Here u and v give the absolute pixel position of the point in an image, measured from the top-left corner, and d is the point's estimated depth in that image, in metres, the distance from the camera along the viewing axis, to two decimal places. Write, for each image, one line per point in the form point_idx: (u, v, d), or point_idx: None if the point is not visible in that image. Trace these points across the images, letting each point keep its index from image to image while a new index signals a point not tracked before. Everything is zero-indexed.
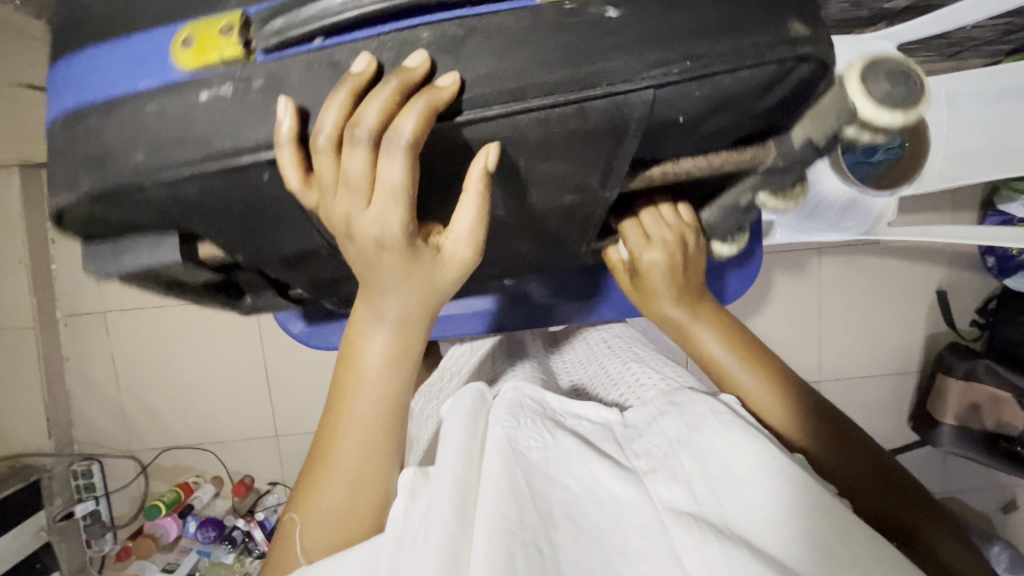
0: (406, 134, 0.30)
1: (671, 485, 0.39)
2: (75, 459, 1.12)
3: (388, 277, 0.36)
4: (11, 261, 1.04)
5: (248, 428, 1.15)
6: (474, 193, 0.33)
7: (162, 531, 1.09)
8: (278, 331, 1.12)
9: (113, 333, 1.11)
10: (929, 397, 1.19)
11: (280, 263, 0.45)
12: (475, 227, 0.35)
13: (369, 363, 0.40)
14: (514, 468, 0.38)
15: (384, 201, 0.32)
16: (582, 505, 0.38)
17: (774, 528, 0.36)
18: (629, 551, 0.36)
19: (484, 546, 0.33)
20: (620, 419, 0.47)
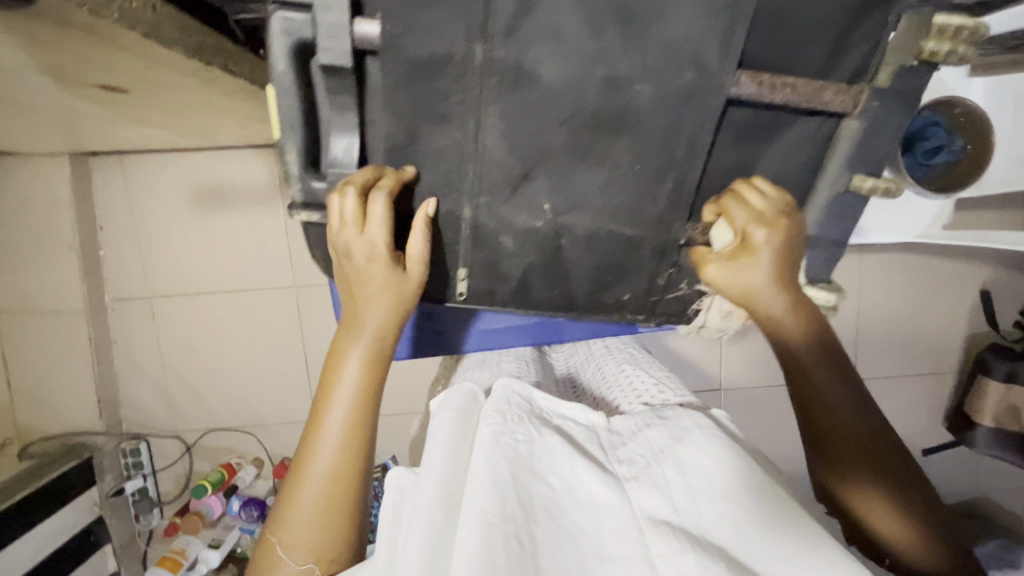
0: (386, 189, 0.48)
1: (651, 493, 0.45)
2: (124, 438, 1.16)
3: (368, 291, 0.51)
4: (62, 247, 1.06)
5: (287, 411, 1.19)
6: (421, 231, 0.52)
7: (208, 509, 1.13)
8: (318, 319, 1.15)
9: (159, 318, 1.14)
10: (967, 397, 1.18)
11: (394, 90, 0.45)
12: (422, 249, 0.52)
13: (348, 380, 0.51)
14: (499, 462, 0.45)
15: (374, 229, 0.49)
16: (560, 502, 0.45)
17: (748, 538, 0.41)
18: (605, 554, 0.42)
19: (469, 535, 0.40)
20: (605, 423, 0.53)
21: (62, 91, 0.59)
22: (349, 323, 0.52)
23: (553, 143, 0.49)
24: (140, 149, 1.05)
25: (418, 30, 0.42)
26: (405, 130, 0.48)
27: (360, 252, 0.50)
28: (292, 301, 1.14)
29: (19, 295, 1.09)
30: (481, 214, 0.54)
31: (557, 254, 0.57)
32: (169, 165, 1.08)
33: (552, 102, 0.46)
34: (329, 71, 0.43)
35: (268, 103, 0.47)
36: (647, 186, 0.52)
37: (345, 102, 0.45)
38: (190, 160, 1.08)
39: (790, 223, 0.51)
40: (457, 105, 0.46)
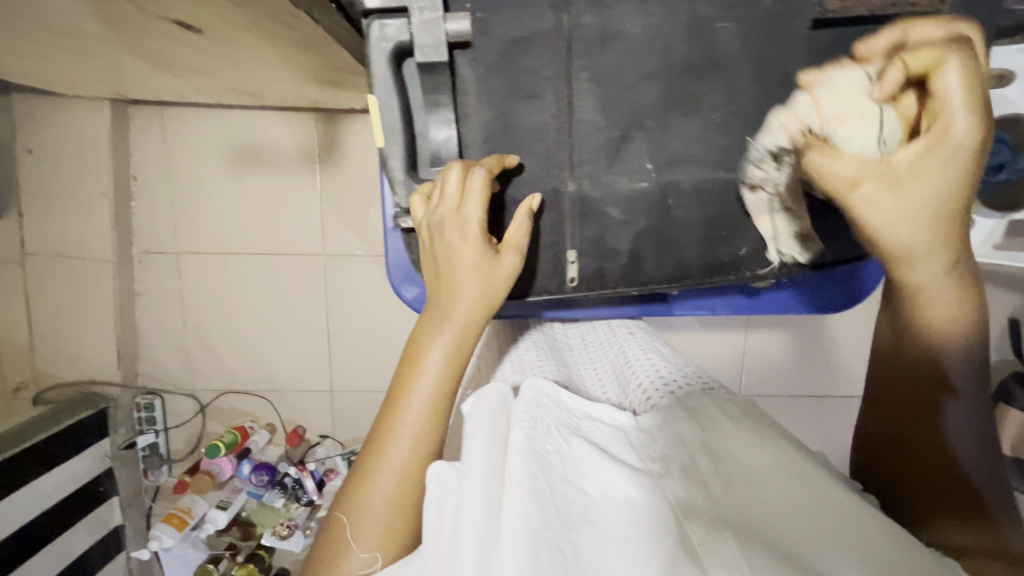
0: (488, 166, 0.47)
1: (686, 487, 0.43)
2: (139, 393, 1.15)
3: (459, 280, 0.49)
4: (95, 193, 1.05)
5: (305, 379, 1.18)
6: (522, 223, 0.49)
7: (218, 469, 1.12)
8: (343, 288, 1.14)
9: (185, 274, 1.13)
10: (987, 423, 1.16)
11: (496, 51, 0.46)
12: (521, 239, 0.49)
13: (427, 365, 0.50)
14: (535, 469, 0.43)
15: (465, 215, 0.48)
16: (596, 508, 0.43)
17: (805, 535, 0.39)
18: (648, 555, 0.39)
19: (513, 543, 0.38)
20: (633, 422, 0.52)
21: (136, 26, 0.59)
22: (433, 311, 0.50)
23: (645, 101, 0.48)
24: (182, 102, 1.04)
25: (505, 10, 0.45)
26: (500, 112, 0.49)
27: (452, 234, 0.48)
28: (319, 268, 1.13)
29: (48, 239, 1.08)
30: (586, 186, 0.50)
31: (664, 214, 0.51)
32: (210, 121, 1.07)
33: (633, 56, 0.46)
34: (427, 65, 0.46)
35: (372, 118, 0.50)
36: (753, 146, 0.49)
37: (443, 96, 0.47)
38: (230, 117, 1.07)
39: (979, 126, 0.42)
40: (548, 78, 0.47)
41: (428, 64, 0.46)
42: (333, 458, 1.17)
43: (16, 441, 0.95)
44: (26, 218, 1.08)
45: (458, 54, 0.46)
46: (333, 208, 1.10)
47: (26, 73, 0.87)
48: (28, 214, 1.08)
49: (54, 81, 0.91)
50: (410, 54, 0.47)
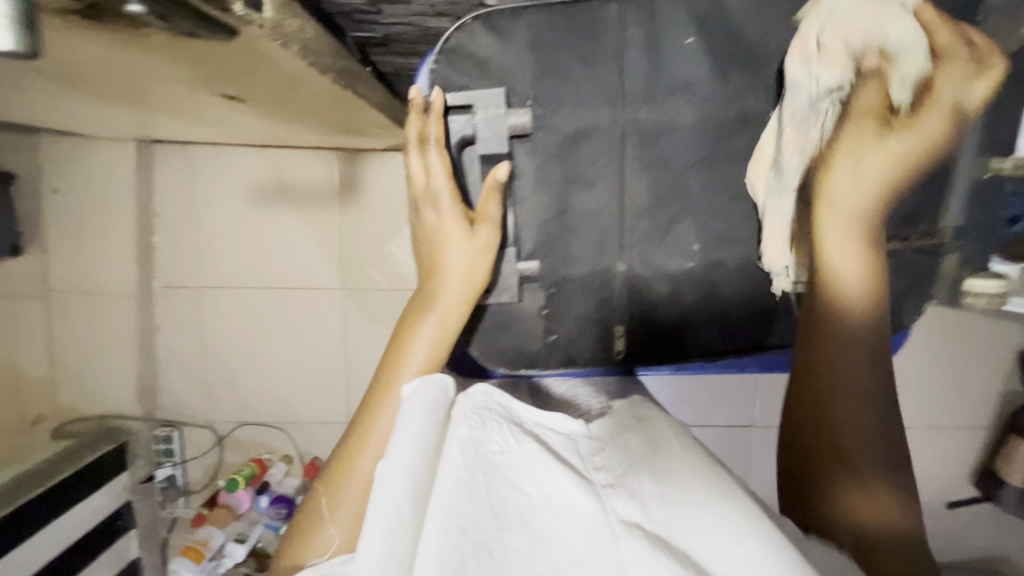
0: (439, 139, 0.52)
1: (626, 501, 0.40)
2: (157, 425, 1.16)
3: (445, 252, 0.53)
4: (120, 231, 1.08)
5: (322, 411, 1.18)
6: (489, 187, 0.52)
7: (235, 502, 1.13)
8: (360, 322, 1.14)
9: (205, 307, 1.14)
10: (997, 455, 1.16)
11: (555, 150, 0.52)
12: (493, 207, 0.52)
13: (419, 346, 0.52)
14: (472, 467, 0.41)
15: (434, 189, 0.53)
16: (536, 511, 0.41)
17: (720, 550, 0.36)
18: (580, 558, 0.38)
19: (435, 541, 0.37)
20: (584, 430, 0.48)
21: (182, 99, 0.62)
22: (427, 293, 0.54)
23: (692, 184, 0.53)
24: (206, 141, 1.06)
25: (566, 107, 0.51)
26: (556, 198, 0.54)
27: (429, 214, 0.54)
28: (337, 301, 1.14)
29: (71, 275, 1.10)
30: (635, 266, 0.55)
31: (710, 288, 0.57)
32: (233, 159, 1.09)
33: (681, 148, 0.52)
34: (490, 155, 0.53)
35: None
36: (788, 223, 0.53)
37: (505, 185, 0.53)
38: (251, 154, 1.09)
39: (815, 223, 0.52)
40: (604, 167, 0.52)
41: (490, 155, 0.53)
42: None
43: (38, 481, 0.95)
44: (50, 254, 1.10)
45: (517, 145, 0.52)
46: (352, 243, 1.11)
47: (60, 121, 0.90)
48: (51, 250, 1.09)
49: (84, 125, 0.93)
50: (471, 143, 0.53)
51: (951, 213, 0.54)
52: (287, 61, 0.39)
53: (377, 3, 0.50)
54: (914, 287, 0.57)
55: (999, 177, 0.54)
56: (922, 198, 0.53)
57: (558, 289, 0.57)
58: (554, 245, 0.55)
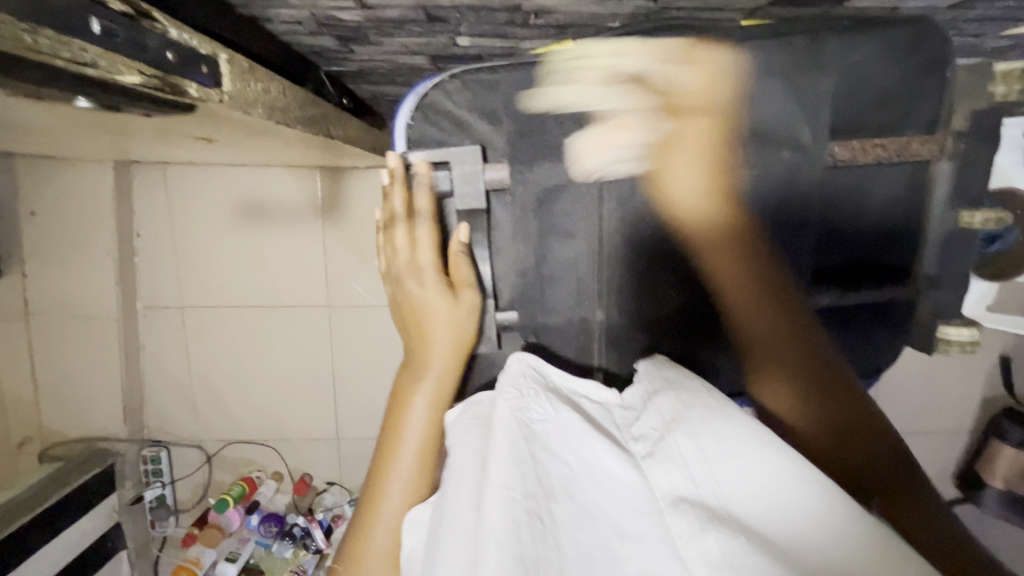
0: (426, 211, 0.51)
1: (668, 468, 0.37)
2: (145, 445, 1.16)
3: (430, 320, 0.51)
4: (100, 252, 1.06)
5: (312, 427, 1.18)
6: (461, 255, 0.51)
7: (226, 521, 1.13)
8: (348, 339, 1.14)
9: (190, 327, 1.13)
10: (978, 457, 1.18)
11: (530, 200, 0.50)
12: (467, 272, 0.52)
13: (416, 420, 0.48)
14: (517, 439, 0.38)
15: (418, 261, 0.52)
16: (577, 481, 0.37)
17: (763, 500, 0.33)
18: (626, 531, 0.34)
19: (492, 517, 0.32)
20: (619, 401, 0.46)
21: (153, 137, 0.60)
22: (417, 362, 0.51)
23: (672, 235, 0.49)
24: (185, 161, 1.04)
25: (542, 162, 0.49)
26: (533, 249, 0.51)
27: (412, 284, 0.52)
28: (324, 318, 1.13)
29: (52, 298, 1.09)
30: (614, 315, 0.52)
31: (686, 342, 0.52)
32: (213, 177, 1.07)
33: (654, 201, 0.48)
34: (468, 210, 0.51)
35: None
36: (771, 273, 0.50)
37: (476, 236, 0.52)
38: (232, 173, 1.07)
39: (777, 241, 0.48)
40: (581, 221, 0.50)
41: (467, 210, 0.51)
42: (340, 505, 1.17)
43: (29, 506, 0.95)
44: (29, 276, 1.08)
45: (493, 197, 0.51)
46: (338, 261, 1.10)
47: (33, 146, 0.89)
48: (30, 272, 1.08)
49: (58, 149, 0.91)
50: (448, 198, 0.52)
51: (927, 263, 0.53)
52: (249, 117, 0.38)
53: (348, 44, 0.50)
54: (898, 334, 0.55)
55: (970, 228, 0.53)
56: (903, 244, 0.51)
57: (536, 345, 0.54)
58: (532, 295, 0.53)
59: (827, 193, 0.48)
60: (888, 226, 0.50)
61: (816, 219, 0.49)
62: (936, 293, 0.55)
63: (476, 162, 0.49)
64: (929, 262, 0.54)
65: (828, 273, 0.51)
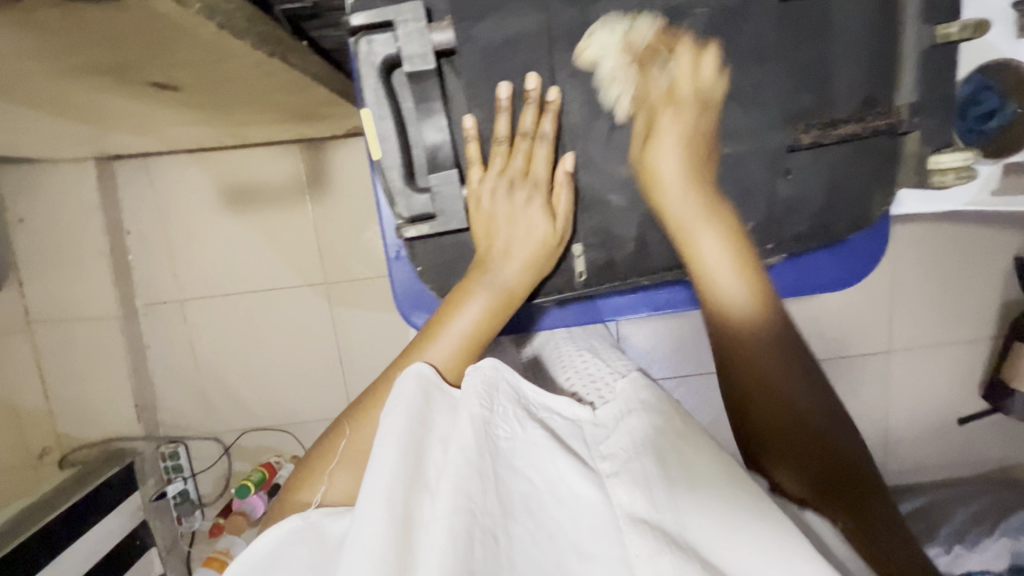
0: (548, 133, 0.56)
1: (631, 490, 0.45)
2: (162, 442, 1.16)
3: (514, 227, 0.56)
4: (93, 253, 1.06)
5: (324, 407, 1.18)
6: (564, 185, 0.57)
7: (250, 508, 1.11)
8: (349, 316, 1.13)
9: (192, 320, 1.13)
10: (1002, 364, 1.15)
11: (481, 59, 0.55)
12: (563, 200, 0.57)
13: (469, 316, 0.54)
14: (484, 453, 0.43)
15: (532, 174, 0.56)
16: (541, 499, 0.44)
17: (722, 536, 0.42)
18: (584, 551, 0.42)
19: (448, 525, 0.38)
20: (590, 417, 0.54)
21: (116, 97, 0.60)
22: (486, 266, 0.56)
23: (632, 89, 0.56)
24: (164, 150, 1.03)
25: (491, 17, 0.54)
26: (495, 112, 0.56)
27: (521, 193, 0.56)
28: (322, 296, 1.12)
29: (53, 305, 1.09)
30: (582, 173, 0.59)
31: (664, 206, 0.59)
32: (197, 165, 1.07)
33: (609, 49, 0.55)
34: (417, 75, 0.54)
35: (367, 132, 0.56)
36: (741, 109, 0.57)
37: (432, 103, 0.55)
38: (214, 160, 1.07)
39: (752, 91, 0.55)
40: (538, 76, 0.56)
41: (417, 73, 0.54)
42: None
43: (59, 501, 1.00)
44: (27, 286, 1.09)
45: (450, 68, 0.56)
46: (329, 236, 1.09)
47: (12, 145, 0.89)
48: (29, 281, 1.09)
49: (38, 148, 0.91)
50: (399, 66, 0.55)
51: (903, 92, 0.58)
52: (189, 21, 0.38)
53: None
54: (874, 179, 0.59)
55: (949, 42, 0.58)
56: (873, 78, 0.57)
57: None
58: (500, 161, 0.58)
59: (780, 29, 0.55)
60: (846, 62, 0.56)
61: (775, 59, 0.56)
62: (920, 121, 0.59)
63: (423, 33, 0.53)
64: (904, 91, 0.58)
65: (793, 108, 0.57)
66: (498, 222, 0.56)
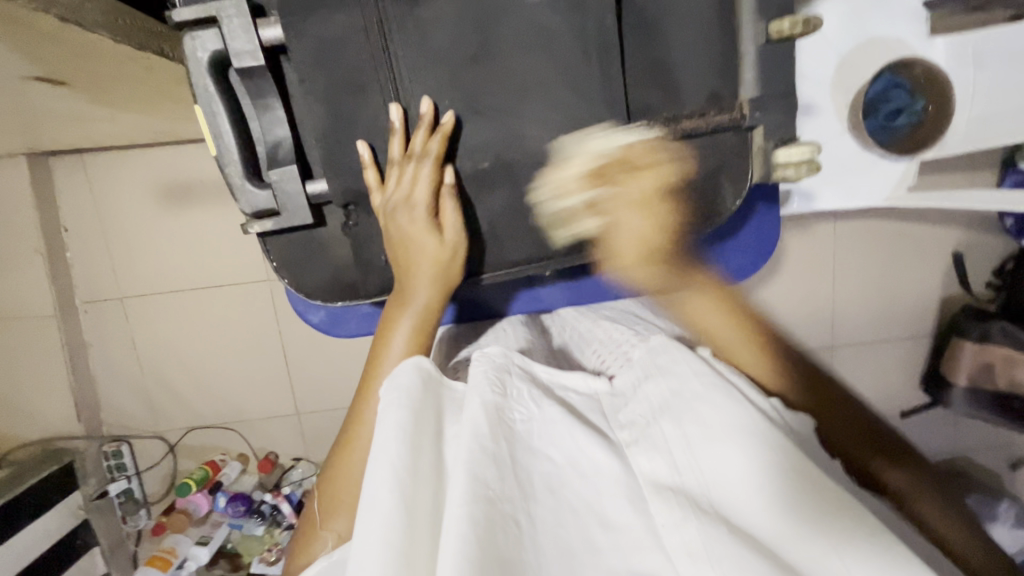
0: (436, 152, 0.55)
1: (651, 457, 0.46)
2: (105, 441, 1.15)
3: (417, 253, 0.57)
4: (27, 251, 1.05)
5: (270, 406, 1.18)
6: (451, 205, 0.57)
7: (194, 506, 1.12)
8: (293, 314, 1.13)
9: (133, 318, 1.12)
10: (941, 359, 1.17)
11: (312, 54, 0.52)
12: (452, 220, 0.57)
13: (394, 349, 0.57)
14: (498, 437, 0.45)
15: (415, 198, 0.55)
16: (563, 475, 0.46)
17: (749, 489, 0.41)
18: (609, 522, 0.43)
19: (469, 507, 0.39)
20: (608, 388, 0.56)
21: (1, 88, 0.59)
22: (401, 295, 0.58)
23: (476, 83, 0.55)
24: (97, 146, 1.02)
25: (317, 10, 0.50)
26: (332, 109, 0.54)
27: (403, 217, 0.55)
28: (265, 294, 1.12)
29: None
30: None
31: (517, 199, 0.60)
32: (132, 162, 1.05)
33: (446, 41, 0.53)
34: (247, 70, 0.52)
35: (203, 131, 0.55)
36: (586, 104, 0.56)
37: (270, 100, 0.54)
38: (149, 156, 1.04)
39: (590, 90, 0.55)
40: (373, 72, 0.53)
41: (247, 69, 0.52)
42: (308, 479, 1.19)
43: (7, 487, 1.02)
44: None
45: (285, 64, 0.54)
46: None
47: None
48: None
49: None
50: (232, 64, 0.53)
51: (746, 86, 0.59)
52: None
53: None
54: (723, 168, 0.61)
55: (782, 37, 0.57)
56: (718, 75, 0.57)
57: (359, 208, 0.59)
58: (342, 161, 0.56)
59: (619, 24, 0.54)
60: (692, 60, 0.56)
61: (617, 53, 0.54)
62: (763, 115, 0.60)
63: (248, 29, 0.50)
64: (748, 84, 0.59)
65: (638, 104, 0.57)
66: (403, 248, 0.57)
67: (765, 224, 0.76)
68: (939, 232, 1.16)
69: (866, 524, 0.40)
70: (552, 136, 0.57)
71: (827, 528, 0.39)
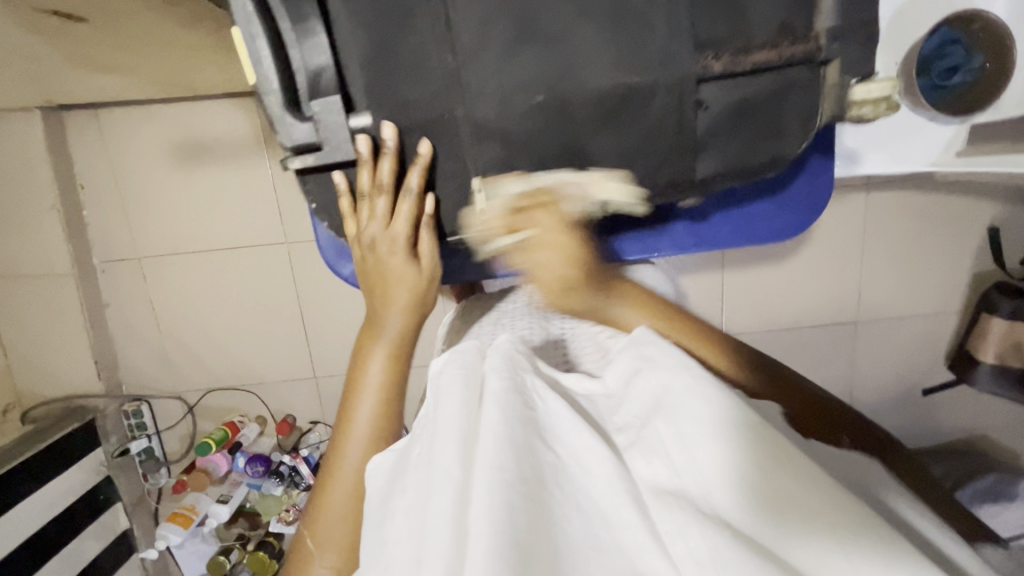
0: (414, 187, 0.58)
1: (650, 462, 0.43)
2: (125, 400, 1.16)
3: (394, 284, 0.64)
4: (43, 208, 1.03)
5: (288, 369, 1.18)
6: (427, 237, 0.62)
7: (214, 466, 1.13)
8: (311, 277, 1.12)
9: (150, 278, 1.11)
10: (970, 336, 1.14)
11: None
12: (428, 249, 0.63)
13: (373, 371, 0.63)
14: (510, 422, 0.43)
15: (393, 230, 0.61)
16: (563, 472, 0.42)
17: (745, 490, 0.38)
18: (608, 523, 0.39)
19: (486, 497, 0.37)
20: (604, 389, 0.54)
21: None
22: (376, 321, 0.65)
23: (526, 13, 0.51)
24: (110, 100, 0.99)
25: None
26: (380, 36, 0.53)
27: (384, 249, 0.62)
28: (283, 256, 1.10)
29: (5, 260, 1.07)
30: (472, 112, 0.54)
31: (569, 141, 0.55)
32: (147, 117, 1.02)
33: None
34: None
35: (241, 56, 0.52)
36: (646, 34, 0.52)
37: (311, 22, 0.51)
38: (166, 112, 1.02)
39: (647, 23, 0.52)
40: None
41: None
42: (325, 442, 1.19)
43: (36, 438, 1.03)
44: None
45: None
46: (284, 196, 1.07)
47: None
48: None
49: None
50: None
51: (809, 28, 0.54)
52: None
53: None
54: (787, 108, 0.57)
55: None
56: (780, 17, 0.53)
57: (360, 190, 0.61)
58: (387, 93, 0.54)
59: None
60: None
61: None
62: (834, 54, 0.55)
63: None
64: (822, 16, 0.54)
65: (701, 41, 0.53)
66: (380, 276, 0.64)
67: (816, 184, 0.75)
68: (974, 206, 1.12)
69: (886, 531, 0.36)
70: (609, 70, 0.52)
71: (833, 529, 0.36)
